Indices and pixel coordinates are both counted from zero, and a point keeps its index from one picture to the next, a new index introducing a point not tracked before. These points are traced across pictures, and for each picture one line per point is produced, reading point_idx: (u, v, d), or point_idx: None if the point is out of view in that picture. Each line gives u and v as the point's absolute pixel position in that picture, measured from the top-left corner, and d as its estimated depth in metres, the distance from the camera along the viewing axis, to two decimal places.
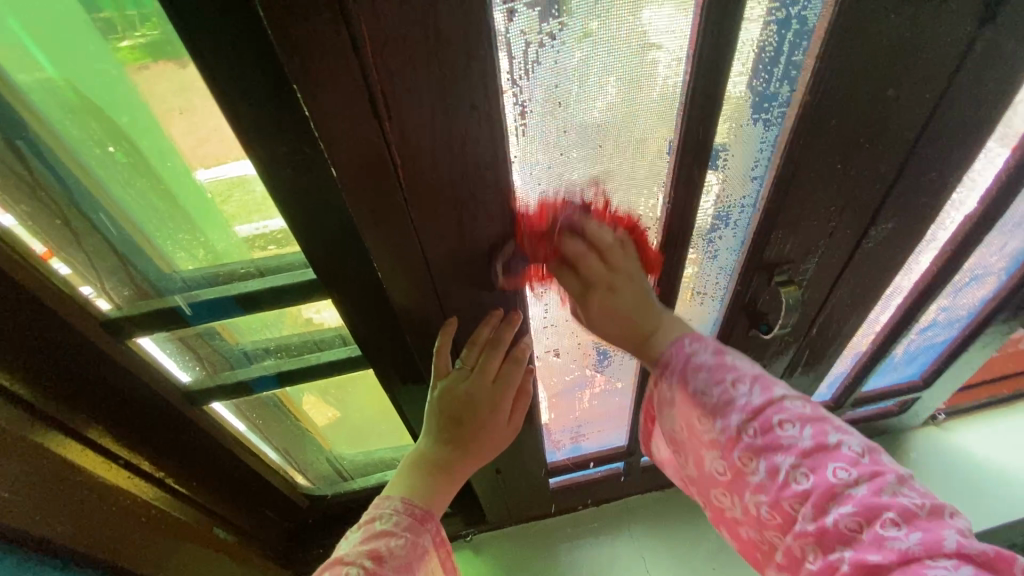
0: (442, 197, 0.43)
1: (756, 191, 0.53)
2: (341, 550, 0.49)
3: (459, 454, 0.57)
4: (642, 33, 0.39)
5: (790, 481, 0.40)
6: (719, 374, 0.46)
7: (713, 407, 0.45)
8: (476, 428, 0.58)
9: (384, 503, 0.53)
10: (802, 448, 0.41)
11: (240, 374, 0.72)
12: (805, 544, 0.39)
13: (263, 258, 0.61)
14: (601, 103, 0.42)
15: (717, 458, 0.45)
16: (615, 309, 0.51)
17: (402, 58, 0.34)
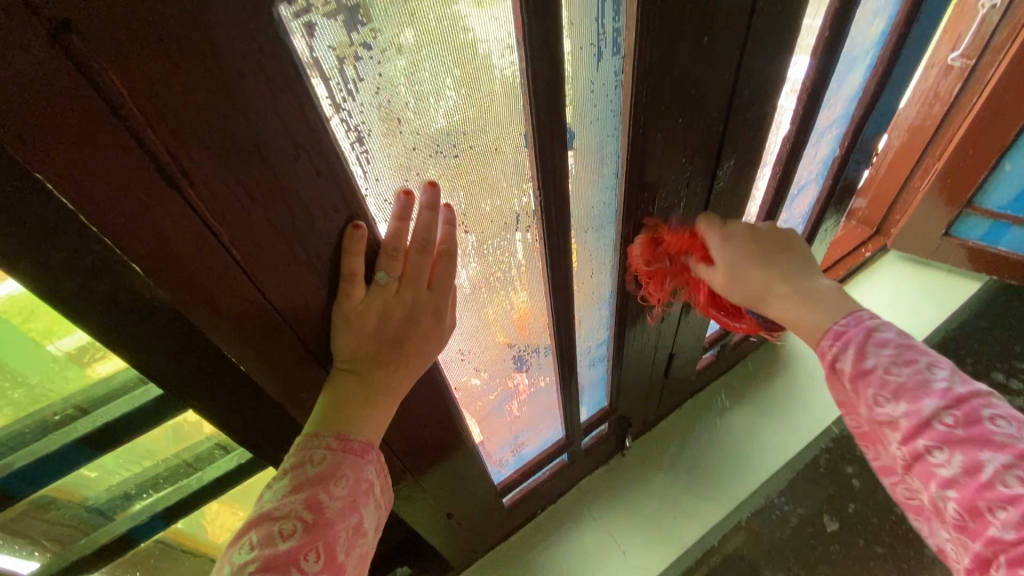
0: (294, 258, 0.36)
1: (614, 162, 0.54)
2: (265, 504, 0.37)
3: (397, 381, 0.44)
4: (466, 26, 0.35)
5: (982, 469, 0.38)
6: (882, 343, 0.46)
7: (909, 386, 0.43)
8: (412, 350, 0.43)
9: (310, 443, 0.39)
10: (1016, 447, 0.37)
11: (110, 532, 0.56)
12: (994, 549, 0.37)
13: (79, 393, 0.47)
14: (444, 110, 0.38)
15: (892, 438, 0.44)
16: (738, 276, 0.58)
17: (184, 109, 0.27)
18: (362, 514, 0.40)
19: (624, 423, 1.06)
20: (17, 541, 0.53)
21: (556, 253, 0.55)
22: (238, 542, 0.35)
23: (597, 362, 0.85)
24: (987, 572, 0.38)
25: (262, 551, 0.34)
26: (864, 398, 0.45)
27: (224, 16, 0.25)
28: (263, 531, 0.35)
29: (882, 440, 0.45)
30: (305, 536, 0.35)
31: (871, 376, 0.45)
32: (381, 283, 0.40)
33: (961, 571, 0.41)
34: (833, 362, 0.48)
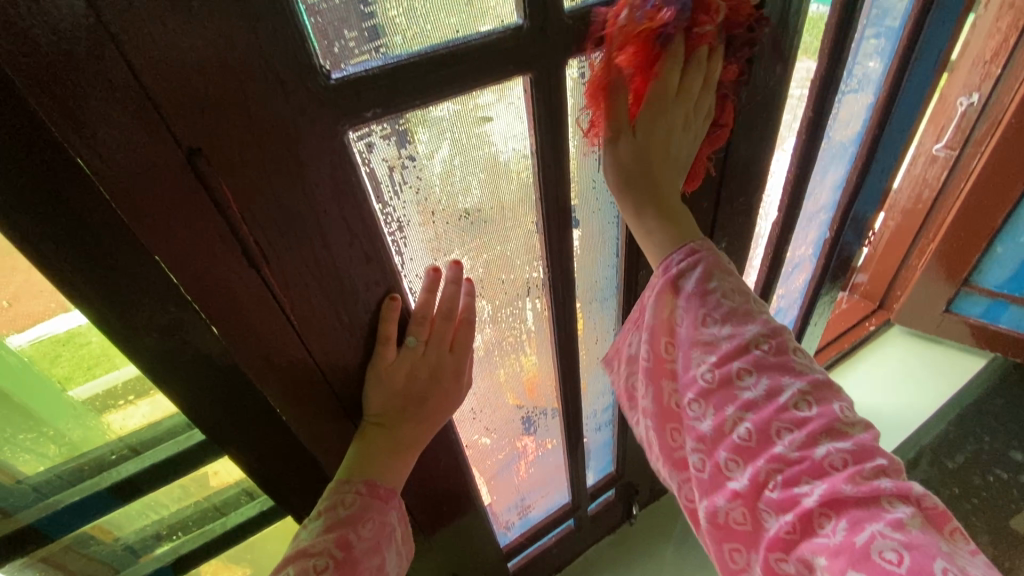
0: (338, 322, 0.42)
1: (615, 244, 0.60)
2: (301, 540, 0.41)
3: (418, 435, 0.49)
4: (489, 140, 0.43)
5: (782, 393, 0.41)
6: (725, 272, 0.47)
7: (738, 312, 0.45)
8: (433, 407, 0.49)
9: (343, 487, 0.44)
10: (810, 376, 0.42)
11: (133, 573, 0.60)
12: (773, 468, 0.40)
13: (131, 434, 0.53)
14: (470, 203, 0.46)
15: (704, 361, 0.45)
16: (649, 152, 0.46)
17: (270, 207, 0.34)
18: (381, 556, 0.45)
19: (630, 490, 1.06)
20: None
21: (561, 321, 0.62)
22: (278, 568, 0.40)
23: (602, 427, 0.88)
24: (760, 495, 0.40)
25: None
26: (692, 316, 0.46)
27: (312, 140, 0.34)
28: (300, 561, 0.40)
29: (688, 364, 0.46)
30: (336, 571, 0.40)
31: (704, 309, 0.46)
32: (410, 348, 0.46)
33: (721, 492, 0.42)
34: (675, 283, 0.47)
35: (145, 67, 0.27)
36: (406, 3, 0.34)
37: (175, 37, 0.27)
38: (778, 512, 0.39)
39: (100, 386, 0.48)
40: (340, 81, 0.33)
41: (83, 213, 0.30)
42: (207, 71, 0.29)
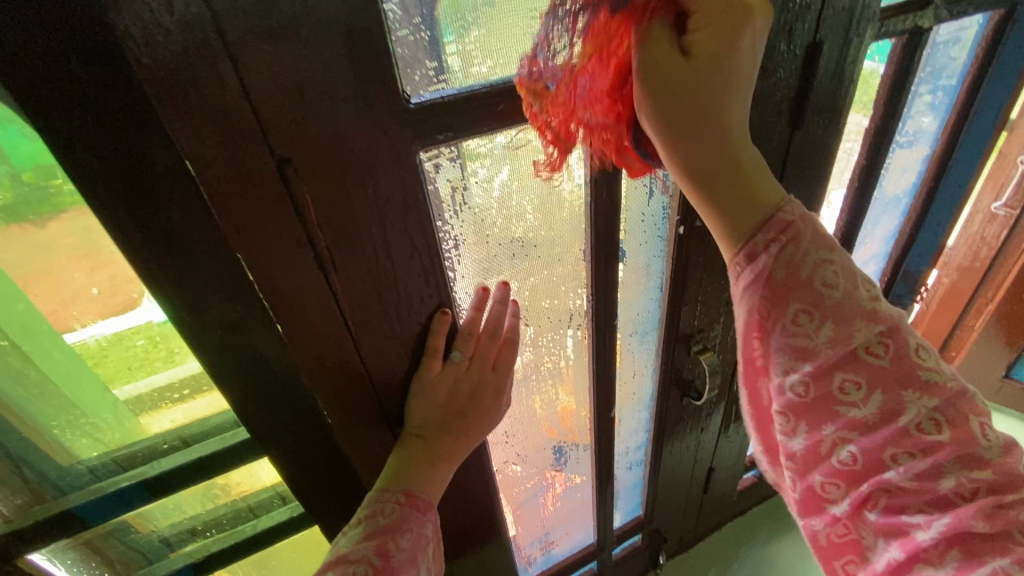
0: (390, 331, 0.44)
1: (659, 279, 0.61)
2: (341, 545, 0.42)
3: (456, 449, 0.50)
4: (546, 168, 0.45)
5: (900, 415, 0.34)
6: (830, 250, 0.36)
7: (841, 309, 0.35)
8: (472, 423, 0.50)
9: (381, 497, 0.45)
10: (937, 388, 0.35)
11: (160, 569, 0.61)
12: (880, 492, 0.35)
13: (184, 427, 0.56)
14: (523, 227, 0.48)
15: (799, 370, 0.37)
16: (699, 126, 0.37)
17: (344, 217, 0.37)
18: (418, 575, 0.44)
19: (657, 538, 1.02)
20: (90, 564, 0.59)
21: (601, 351, 0.62)
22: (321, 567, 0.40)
23: (633, 467, 0.86)
24: (861, 515, 0.37)
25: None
26: (778, 316, 0.37)
27: (389, 157, 0.36)
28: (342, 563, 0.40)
29: (777, 367, 0.38)
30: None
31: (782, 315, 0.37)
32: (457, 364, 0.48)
33: (818, 500, 0.39)
34: (766, 286, 0.37)
35: (255, 86, 0.31)
36: (483, 39, 0.37)
37: (283, 60, 0.30)
38: (883, 541, 0.36)
39: (160, 381, 0.52)
40: (419, 105, 0.36)
41: (172, 211, 0.34)
42: (303, 90, 0.32)
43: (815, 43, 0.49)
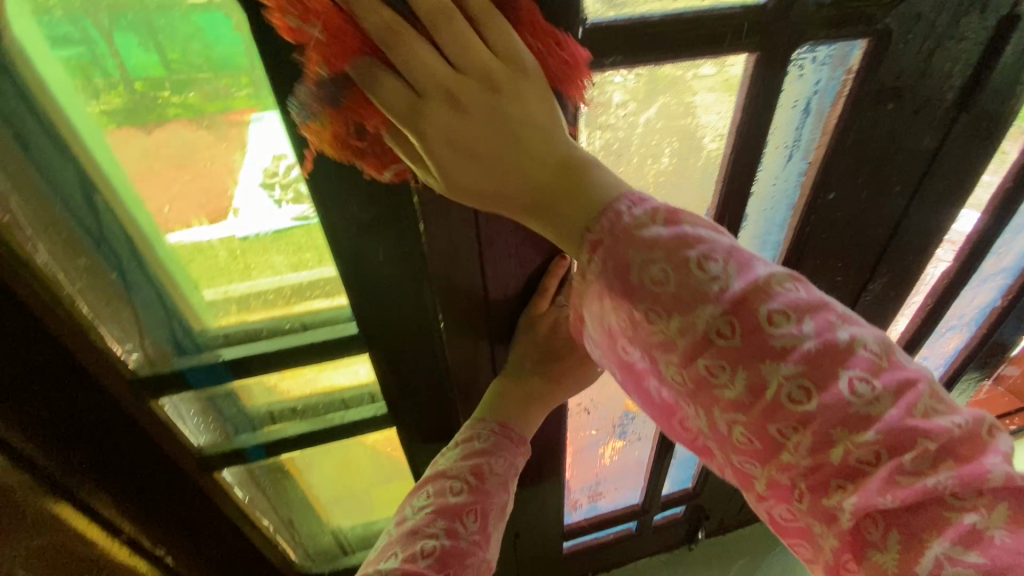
0: (512, 253, 0.51)
1: (772, 250, 0.60)
2: (443, 463, 0.53)
3: (552, 393, 0.59)
4: (694, 114, 0.45)
5: (767, 387, 0.29)
6: (652, 248, 0.32)
7: (678, 298, 0.31)
8: (567, 373, 0.59)
9: (478, 426, 0.55)
10: (802, 351, 0.29)
11: (263, 436, 0.69)
12: (794, 475, 0.29)
13: (300, 314, 0.59)
14: (656, 170, 0.48)
15: (667, 359, 0.32)
16: (467, 142, 0.34)
17: None
18: (502, 502, 0.51)
19: (700, 513, 1.03)
20: (206, 416, 0.67)
21: None
22: (424, 478, 0.52)
23: None
24: (785, 497, 0.30)
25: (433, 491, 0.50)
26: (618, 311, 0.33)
27: None
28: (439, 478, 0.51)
29: (655, 363, 0.34)
30: (467, 496, 0.50)
31: (634, 281, 0.32)
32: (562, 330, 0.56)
33: (755, 494, 0.33)
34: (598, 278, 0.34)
35: None
36: None
37: None
38: (820, 527, 0.29)
39: (263, 288, 0.56)
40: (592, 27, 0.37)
41: None
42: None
43: (1014, 14, 0.44)
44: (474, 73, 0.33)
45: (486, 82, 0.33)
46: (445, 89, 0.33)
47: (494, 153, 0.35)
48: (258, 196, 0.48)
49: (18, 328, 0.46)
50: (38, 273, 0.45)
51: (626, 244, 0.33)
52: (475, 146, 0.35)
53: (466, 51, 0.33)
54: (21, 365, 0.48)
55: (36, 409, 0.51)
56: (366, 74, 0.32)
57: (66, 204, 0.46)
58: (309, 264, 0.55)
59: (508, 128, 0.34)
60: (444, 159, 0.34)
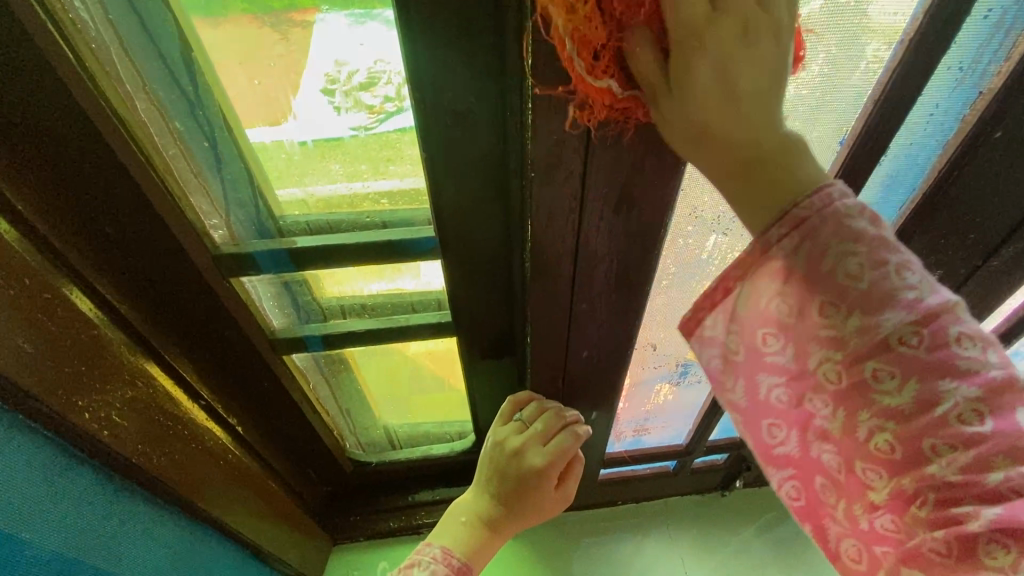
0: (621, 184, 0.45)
1: (903, 196, 0.52)
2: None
3: (518, 521, 0.68)
4: (866, 12, 0.38)
5: (938, 403, 0.27)
6: (857, 240, 0.29)
7: (872, 294, 0.28)
8: (533, 492, 0.67)
9: (435, 551, 0.63)
10: (989, 379, 0.27)
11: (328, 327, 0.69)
12: (928, 486, 0.27)
13: (373, 213, 0.58)
14: (800, 83, 0.41)
15: (823, 353, 0.30)
16: (728, 83, 0.32)
17: None
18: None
19: (741, 463, 1.02)
20: (280, 301, 0.69)
21: None
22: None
23: None
24: (903, 510, 0.28)
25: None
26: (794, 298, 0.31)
27: None
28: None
29: (799, 363, 0.32)
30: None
31: (822, 266, 0.30)
32: (520, 441, 0.67)
33: (854, 502, 0.31)
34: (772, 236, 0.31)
35: None
36: None
37: None
38: (925, 538, 0.27)
39: (331, 194, 0.57)
40: None
41: None
42: None
43: None
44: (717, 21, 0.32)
45: (715, 13, 0.32)
46: (739, 34, 0.32)
47: (742, 82, 0.32)
48: (320, 103, 0.48)
49: (109, 189, 0.46)
50: (133, 132, 0.44)
51: (821, 230, 0.30)
52: (737, 84, 0.32)
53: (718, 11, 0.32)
54: (112, 226, 0.49)
55: (127, 271, 0.53)
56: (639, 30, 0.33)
57: (164, 62, 0.45)
58: (363, 176, 0.55)
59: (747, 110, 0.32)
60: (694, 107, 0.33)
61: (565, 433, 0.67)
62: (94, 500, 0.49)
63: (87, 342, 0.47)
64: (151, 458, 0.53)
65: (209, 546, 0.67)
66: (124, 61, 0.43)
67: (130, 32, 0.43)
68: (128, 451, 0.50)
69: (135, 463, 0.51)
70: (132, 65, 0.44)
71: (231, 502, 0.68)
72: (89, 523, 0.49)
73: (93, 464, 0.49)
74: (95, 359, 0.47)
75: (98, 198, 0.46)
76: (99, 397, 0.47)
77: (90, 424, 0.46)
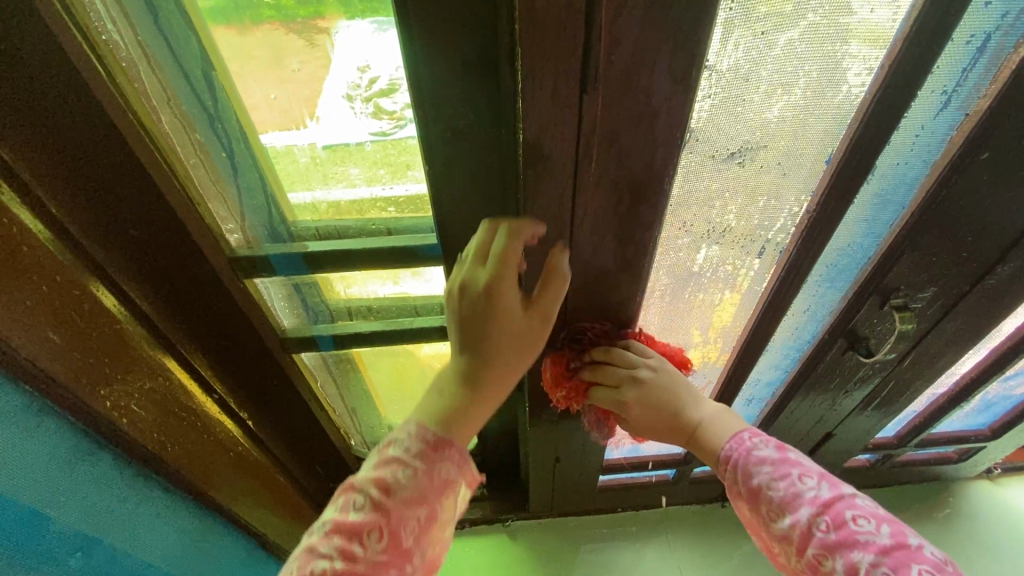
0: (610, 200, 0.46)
1: (892, 213, 0.53)
2: (358, 472, 0.46)
3: (502, 368, 0.52)
4: (845, 38, 0.39)
5: (847, 553, 0.45)
6: (765, 464, 0.53)
7: (788, 497, 0.50)
8: (496, 321, 0.49)
9: (405, 430, 0.48)
10: (881, 544, 0.44)
11: (338, 328, 0.73)
12: None
13: (379, 220, 0.62)
14: (782, 104, 0.43)
15: (780, 522, 0.50)
16: (639, 416, 0.63)
17: (627, 34, 0.36)
18: (424, 516, 0.44)
19: None
20: (289, 301, 0.71)
21: (792, 276, 0.57)
22: (309, 530, 0.44)
23: (752, 401, 0.84)
24: None
25: (323, 549, 0.42)
26: (755, 512, 0.53)
27: None
28: (322, 540, 0.42)
29: (772, 538, 0.52)
30: (382, 552, 0.42)
31: (757, 491, 0.53)
32: (467, 271, 0.49)
33: None
34: (741, 464, 0.55)
35: None
36: None
37: None
38: None
39: (342, 199, 0.60)
40: None
41: None
42: None
43: None
44: (636, 393, 0.61)
45: (631, 390, 0.61)
46: (633, 386, 0.61)
47: (654, 418, 0.62)
48: (339, 106, 0.51)
49: (134, 196, 0.49)
50: (158, 142, 0.48)
51: (739, 471, 0.55)
52: (653, 420, 0.63)
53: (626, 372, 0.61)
54: (133, 232, 0.52)
55: (147, 274, 0.56)
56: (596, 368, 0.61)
57: (187, 80, 0.49)
58: (381, 179, 0.58)
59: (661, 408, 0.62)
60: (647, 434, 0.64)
61: (494, 231, 0.48)
62: (112, 485, 0.53)
63: (112, 337, 0.50)
64: (165, 446, 0.57)
65: (217, 534, 0.71)
66: (148, 77, 0.47)
67: (157, 50, 0.47)
68: (144, 438, 0.53)
69: (149, 450, 0.55)
70: (156, 81, 0.48)
71: (239, 493, 0.71)
72: (103, 507, 0.52)
73: (112, 451, 0.52)
74: (121, 352, 0.51)
75: (123, 203, 0.50)
76: (118, 387, 0.51)
77: (110, 411, 0.49)
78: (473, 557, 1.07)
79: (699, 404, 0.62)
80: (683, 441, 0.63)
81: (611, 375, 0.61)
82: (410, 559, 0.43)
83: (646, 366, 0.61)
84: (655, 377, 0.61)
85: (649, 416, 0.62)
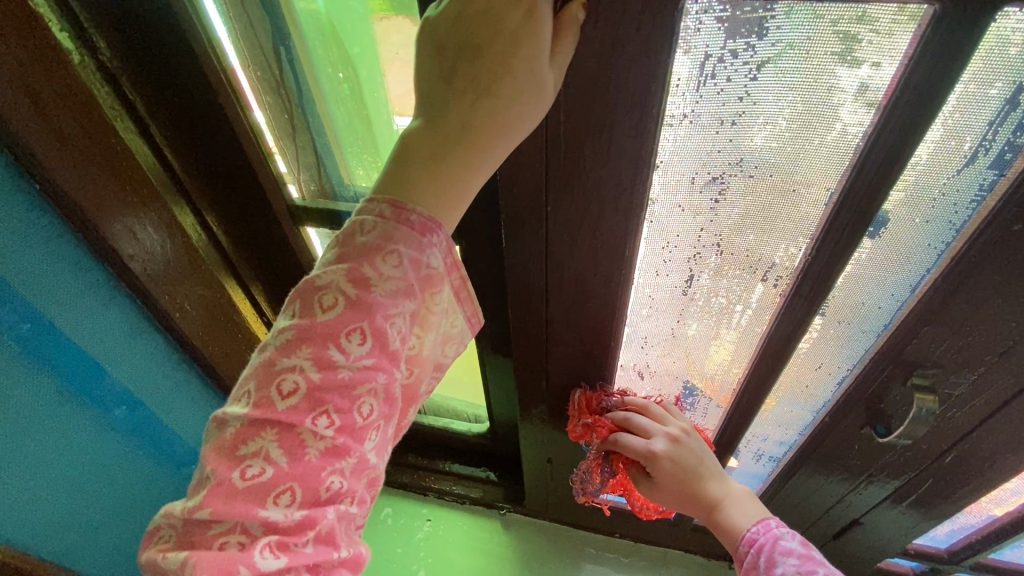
0: (583, 204, 0.47)
1: (919, 275, 0.47)
2: (314, 273, 0.39)
3: (501, 120, 0.38)
4: (833, 71, 0.37)
5: None
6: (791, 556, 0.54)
7: None
8: (506, 47, 0.36)
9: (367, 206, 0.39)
10: None
11: None
12: None
13: None
14: (764, 135, 0.41)
15: None
16: (667, 487, 0.62)
17: (589, 44, 0.37)
18: (409, 309, 0.40)
19: None
20: None
21: (788, 318, 0.54)
22: (264, 341, 0.39)
23: (765, 459, 0.77)
24: None
25: (284, 362, 0.37)
26: None
27: None
28: (283, 353, 0.37)
29: None
30: (365, 355, 0.38)
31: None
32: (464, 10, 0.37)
33: None
34: (764, 546, 0.56)
35: None
36: None
37: None
38: None
39: None
40: None
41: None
42: None
43: None
44: (668, 448, 0.62)
45: (670, 457, 0.61)
46: (670, 453, 0.62)
47: (679, 494, 0.62)
48: None
49: (214, 139, 0.61)
50: (240, 100, 0.60)
51: (764, 556, 0.55)
52: (679, 496, 0.62)
53: (665, 437, 0.62)
54: (211, 170, 0.65)
55: (218, 205, 0.69)
56: (621, 418, 0.64)
57: (264, 52, 0.60)
58: None
59: (691, 483, 0.62)
60: (664, 496, 0.63)
61: None
62: (157, 363, 0.66)
63: (184, 248, 0.63)
64: (207, 343, 0.69)
65: None
66: (237, 46, 0.58)
67: (246, 26, 0.57)
68: (191, 331, 0.66)
69: (193, 342, 0.67)
70: (244, 51, 0.59)
71: None
72: (148, 373, 0.65)
73: (164, 335, 0.66)
74: (191, 259, 0.64)
75: (207, 142, 0.62)
76: (183, 287, 0.63)
77: (168, 304, 0.62)
78: (462, 535, 1.11)
79: (722, 481, 0.63)
80: (702, 519, 0.63)
81: (644, 427, 0.63)
82: (397, 362, 0.40)
83: (678, 428, 0.64)
84: (693, 451, 0.63)
85: (676, 488, 0.62)
